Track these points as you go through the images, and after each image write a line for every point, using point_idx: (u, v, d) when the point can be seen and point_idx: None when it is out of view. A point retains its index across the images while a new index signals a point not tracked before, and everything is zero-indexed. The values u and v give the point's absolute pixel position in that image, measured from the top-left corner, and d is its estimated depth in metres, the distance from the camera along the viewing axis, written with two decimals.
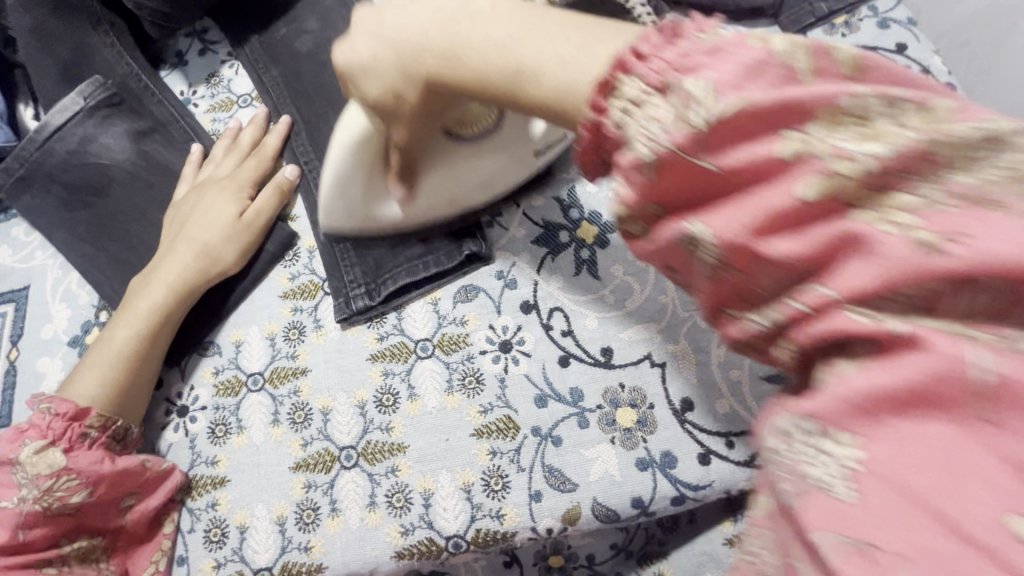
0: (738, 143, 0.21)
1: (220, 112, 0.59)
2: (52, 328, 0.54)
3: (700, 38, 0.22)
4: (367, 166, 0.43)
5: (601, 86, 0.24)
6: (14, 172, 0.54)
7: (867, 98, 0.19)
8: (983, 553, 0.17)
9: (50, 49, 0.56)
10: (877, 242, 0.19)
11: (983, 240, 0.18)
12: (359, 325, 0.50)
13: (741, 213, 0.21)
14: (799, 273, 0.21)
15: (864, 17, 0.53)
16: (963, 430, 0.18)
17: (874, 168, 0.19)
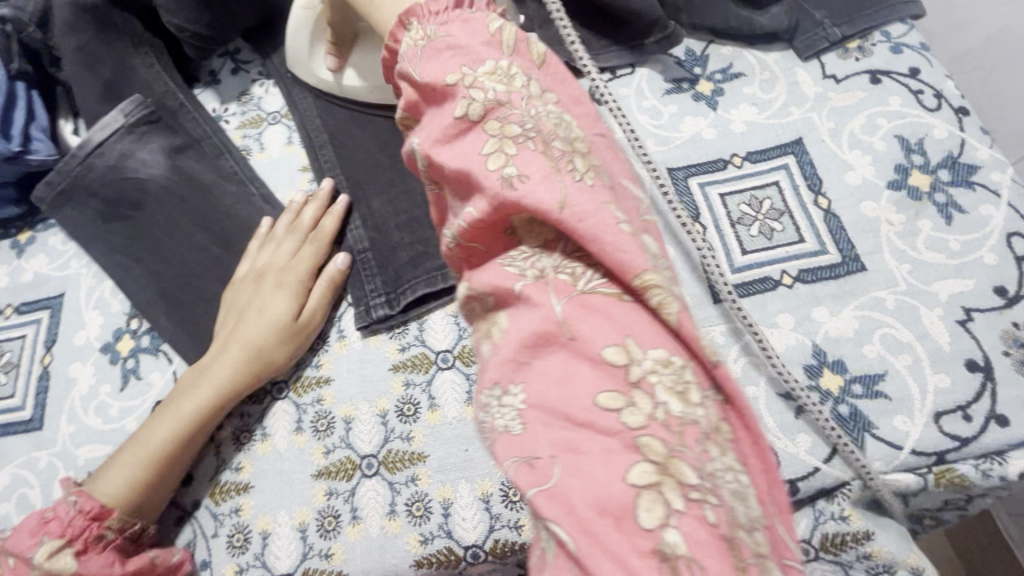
0: (435, 66, 0.31)
1: (249, 129, 0.62)
2: (84, 335, 0.56)
3: (469, 10, 0.33)
4: (313, 18, 0.55)
5: (400, 24, 0.34)
6: (56, 185, 0.56)
7: (508, 70, 0.30)
8: (592, 430, 0.26)
9: (94, 69, 0.58)
10: (488, 181, 0.28)
11: (529, 185, 0.27)
12: (380, 335, 0.51)
13: (430, 138, 0.30)
14: (456, 195, 0.30)
15: (877, 42, 0.55)
16: (565, 351, 0.27)
17: (490, 96, 0.29)
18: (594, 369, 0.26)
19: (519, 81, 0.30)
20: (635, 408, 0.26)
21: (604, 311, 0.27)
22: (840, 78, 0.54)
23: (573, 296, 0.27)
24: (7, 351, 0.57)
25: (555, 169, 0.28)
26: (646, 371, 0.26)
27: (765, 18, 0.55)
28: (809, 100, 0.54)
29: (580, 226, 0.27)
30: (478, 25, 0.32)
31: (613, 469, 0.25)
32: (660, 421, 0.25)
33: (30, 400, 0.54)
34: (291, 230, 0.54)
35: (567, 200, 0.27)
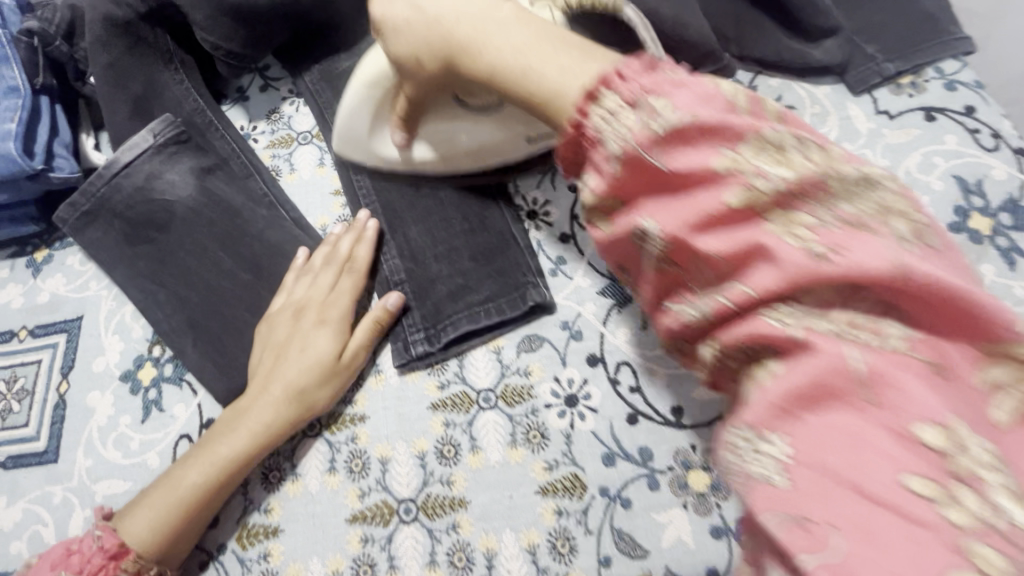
0: (686, 153, 0.26)
1: (280, 148, 0.60)
2: (103, 361, 0.54)
3: (671, 73, 0.27)
4: (378, 99, 0.47)
5: (589, 93, 0.28)
6: (80, 207, 0.55)
7: (782, 138, 0.25)
8: (894, 512, 0.21)
9: (123, 85, 0.56)
10: (776, 250, 0.24)
11: (856, 253, 0.23)
12: (418, 372, 0.49)
13: (677, 216, 0.26)
14: (719, 270, 0.26)
15: (930, 79, 0.54)
16: (856, 412, 0.23)
17: (780, 186, 0.24)
18: (898, 444, 0.22)
19: (792, 151, 0.25)
20: (958, 505, 0.21)
21: (926, 381, 0.23)
22: (893, 114, 0.53)
23: (874, 356, 0.23)
24: (20, 376, 0.54)
25: (863, 228, 0.24)
26: (970, 463, 0.22)
27: (818, 51, 0.53)
28: (862, 137, 0.52)
29: (918, 290, 0.23)
30: (705, 88, 0.26)
31: (926, 565, 0.20)
32: (997, 532, 0.21)
33: (44, 431, 0.52)
34: (327, 262, 0.51)
35: (907, 260, 0.23)
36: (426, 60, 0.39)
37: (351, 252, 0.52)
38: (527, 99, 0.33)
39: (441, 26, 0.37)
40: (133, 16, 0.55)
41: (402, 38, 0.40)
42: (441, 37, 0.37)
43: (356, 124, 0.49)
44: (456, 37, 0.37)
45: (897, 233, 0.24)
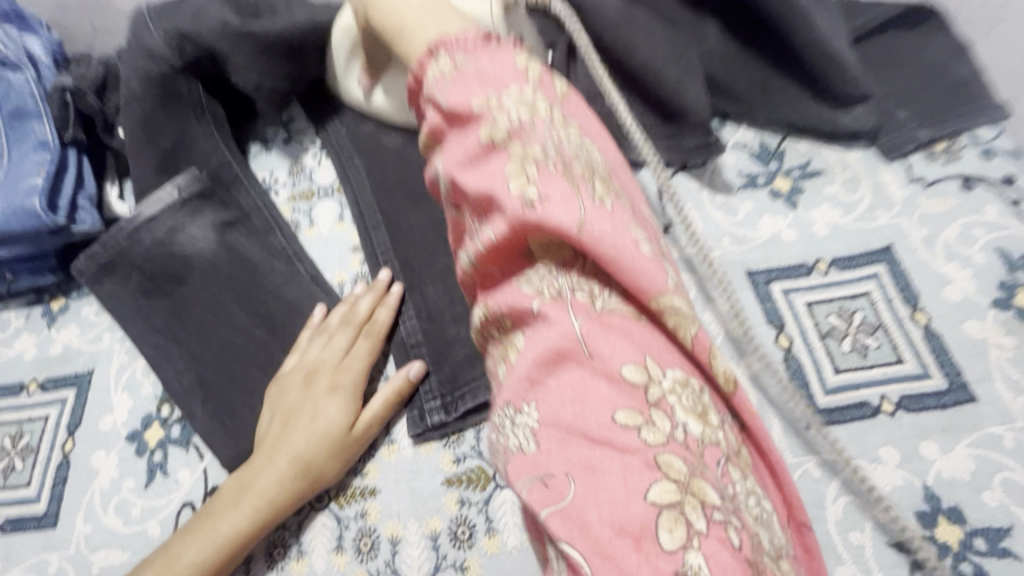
0: (460, 95, 0.32)
1: (300, 202, 0.60)
2: (111, 420, 0.52)
3: (493, 48, 0.33)
4: (351, 42, 0.54)
5: (430, 54, 0.34)
6: (100, 258, 0.54)
7: (536, 103, 0.31)
8: (611, 447, 0.26)
9: (153, 139, 0.56)
10: (508, 199, 0.29)
11: (554, 206, 0.28)
12: (433, 443, 0.47)
13: (456, 163, 0.31)
14: (478, 216, 0.31)
15: (966, 145, 0.52)
16: (582, 368, 0.27)
17: (527, 142, 0.30)
18: (611, 386, 0.26)
19: (541, 109, 0.31)
20: (654, 427, 0.26)
21: (620, 329, 0.28)
22: (928, 181, 0.51)
23: (591, 319, 0.28)
24: (27, 433, 0.53)
25: (577, 192, 0.28)
26: (665, 391, 0.27)
27: (847, 117, 0.52)
28: (897, 204, 0.50)
29: (599, 246, 0.27)
30: (505, 58, 0.33)
31: (632, 486, 0.25)
32: (678, 442, 0.26)
33: (46, 491, 0.50)
34: (345, 323, 0.50)
35: (592, 214, 0.28)
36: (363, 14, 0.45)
37: (371, 313, 0.51)
38: (401, 52, 0.41)
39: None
40: (168, 71, 0.55)
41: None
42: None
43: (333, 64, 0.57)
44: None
45: (595, 193, 0.29)
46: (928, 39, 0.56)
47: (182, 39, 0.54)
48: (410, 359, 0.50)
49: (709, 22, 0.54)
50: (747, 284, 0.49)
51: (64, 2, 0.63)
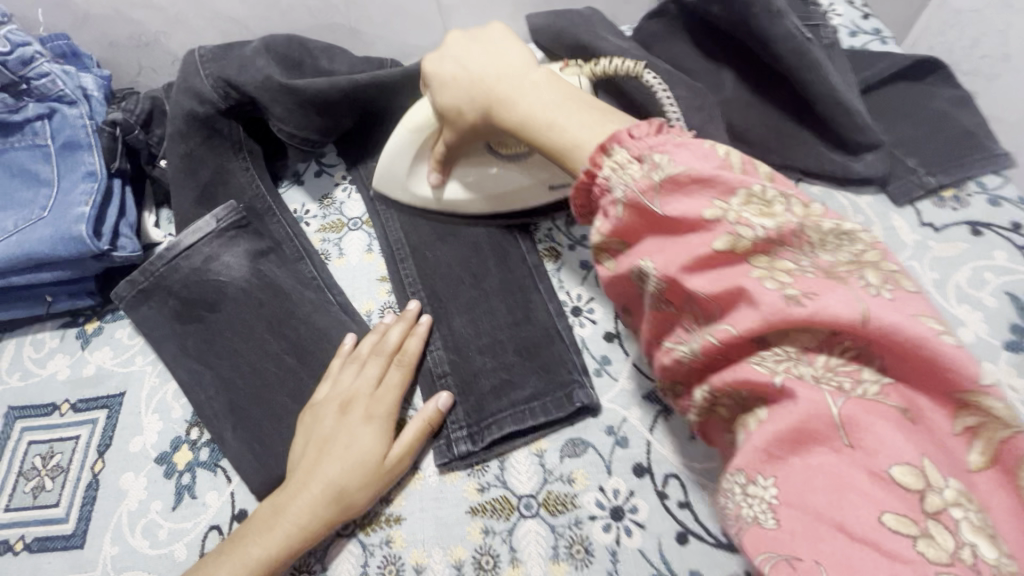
0: (681, 200, 0.31)
1: (330, 233, 0.63)
2: (141, 441, 0.53)
3: (675, 136, 0.34)
4: (420, 142, 0.53)
5: (603, 148, 0.36)
6: (138, 284, 0.56)
7: (765, 189, 0.30)
8: (876, 550, 0.25)
9: (195, 172, 0.59)
10: (756, 294, 0.28)
11: (824, 299, 0.27)
12: (458, 472, 0.48)
13: (671, 260, 0.32)
14: (706, 310, 0.31)
15: (973, 193, 0.55)
16: (836, 453, 0.27)
17: (761, 234, 0.29)
18: (876, 484, 0.26)
19: (778, 205, 0.29)
20: (931, 539, 0.25)
21: (896, 424, 0.26)
22: (938, 227, 0.53)
23: (852, 403, 0.27)
24: (57, 452, 0.54)
25: (841, 282, 0.27)
26: (945, 502, 0.25)
27: (860, 164, 0.54)
28: (908, 247, 0.52)
29: (890, 338, 0.26)
30: (705, 152, 0.32)
31: None
32: (963, 562, 0.24)
33: (74, 512, 0.51)
34: (374, 353, 0.52)
35: (870, 307, 0.26)
36: (467, 111, 0.47)
37: (399, 343, 0.52)
38: (550, 146, 0.41)
39: (482, 75, 0.46)
40: (212, 112, 0.58)
41: (447, 91, 0.47)
42: (484, 94, 0.45)
43: (396, 166, 0.55)
44: (502, 94, 0.45)
45: (867, 281, 0.27)
46: (934, 91, 0.59)
47: (228, 85, 0.57)
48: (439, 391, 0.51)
49: (726, 74, 0.57)
50: None
51: (115, 41, 0.67)
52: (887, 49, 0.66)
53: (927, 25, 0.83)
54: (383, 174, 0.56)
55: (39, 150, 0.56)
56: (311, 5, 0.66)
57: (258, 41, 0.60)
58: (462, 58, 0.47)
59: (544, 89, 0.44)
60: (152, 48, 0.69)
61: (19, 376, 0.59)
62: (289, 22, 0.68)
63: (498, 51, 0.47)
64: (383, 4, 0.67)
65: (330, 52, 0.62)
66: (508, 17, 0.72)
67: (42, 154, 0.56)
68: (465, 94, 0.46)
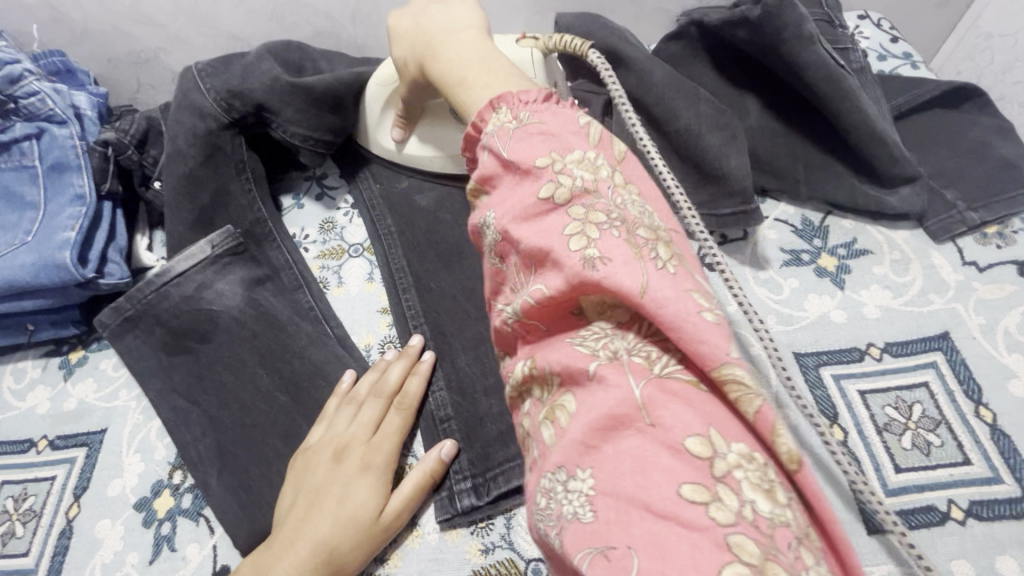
0: (522, 149, 0.30)
1: (329, 259, 0.60)
2: (120, 484, 0.50)
3: (556, 107, 0.32)
4: (387, 94, 0.54)
5: (490, 105, 0.33)
6: (126, 312, 0.53)
7: (587, 158, 0.29)
8: (676, 522, 0.23)
9: (191, 194, 0.56)
10: (565, 256, 0.27)
11: (614, 266, 0.26)
12: (460, 529, 0.44)
13: (508, 216, 0.30)
14: (528, 271, 0.29)
15: (1018, 230, 0.51)
16: (639, 434, 0.24)
17: (577, 187, 0.28)
18: (675, 458, 0.24)
19: (604, 171, 0.29)
20: (721, 504, 0.23)
21: (684, 398, 0.25)
22: (982, 266, 0.49)
23: (650, 380, 0.26)
24: (30, 494, 0.51)
25: (638, 255, 0.26)
26: (730, 465, 0.24)
27: (895, 198, 0.51)
28: (950, 288, 0.49)
29: (664, 309, 0.25)
30: (568, 116, 0.31)
31: (701, 568, 0.21)
32: (749, 523, 0.22)
33: (44, 563, 0.47)
34: (373, 391, 0.48)
35: (653, 274, 0.26)
36: (409, 64, 0.44)
37: (401, 381, 0.49)
38: (456, 104, 0.38)
39: (426, 27, 0.43)
40: (215, 128, 0.56)
41: (398, 43, 0.45)
42: (422, 46, 0.42)
43: (369, 113, 0.57)
44: (436, 45, 0.41)
45: (658, 255, 0.26)
46: (972, 120, 0.56)
47: (232, 97, 0.55)
48: (445, 439, 0.47)
49: (750, 100, 0.54)
50: (796, 368, 0.47)
51: (112, 58, 0.65)
52: (919, 74, 0.63)
53: (955, 49, 0.80)
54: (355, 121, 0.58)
55: (26, 172, 0.54)
56: (317, 22, 0.64)
57: (261, 48, 0.58)
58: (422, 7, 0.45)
59: (472, 42, 0.40)
60: (151, 65, 0.67)
61: None
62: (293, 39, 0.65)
63: (456, 6, 0.44)
64: None
65: (328, 56, 0.61)
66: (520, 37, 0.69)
67: (28, 175, 0.54)
68: (408, 45, 0.43)
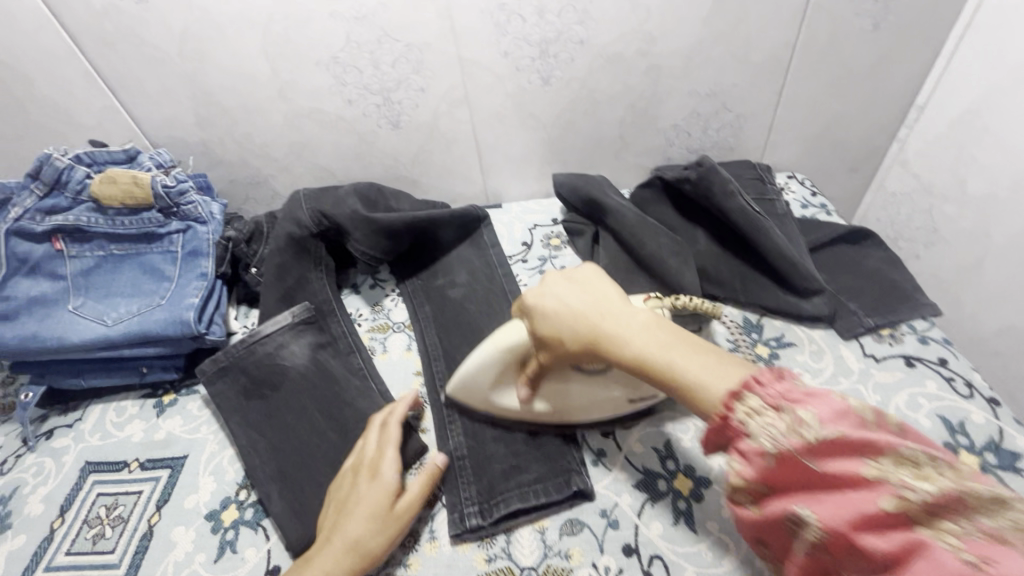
0: (836, 458, 0.35)
1: (377, 332, 0.77)
2: (195, 499, 0.61)
3: (799, 385, 0.39)
4: (507, 359, 0.58)
5: (733, 393, 0.40)
6: (219, 361, 0.68)
7: (915, 453, 0.34)
8: None
9: (281, 278, 0.75)
10: (934, 556, 0.31)
11: (1004, 567, 0.29)
12: (469, 543, 0.55)
13: (832, 511, 0.35)
14: (879, 568, 0.33)
15: (906, 332, 0.67)
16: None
17: (927, 498, 0.32)
18: None
19: (932, 471, 0.34)
20: None
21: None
22: (878, 357, 0.65)
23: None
24: (120, 504, 0.62)
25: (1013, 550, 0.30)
26: None
27: (808, 305, 0.68)
28: (854, 373, 0.64)
29: None
30: (844, 408, 0.37)
31: None
32: None
33: (127, 559, 0.58)
34: (376, 425, 0.61)
35: None
36: (568, 340, 0.52)
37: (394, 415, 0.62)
38: (674, 387, 0.45)
39: (593, 312, 0.51)
40: (307, 235, 0.76)
41: (547, 320, 0.53)
42: (588, 329, 0.51)
43: (483, 379, 0.60)
44: (606, 329, 0.50)
45: None
46: (867, 252, 0.76)
47: (322, 216, 0.75)
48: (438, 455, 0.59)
49: (699, 232, 0.75)
50: None
51: (234, 180, 0.89)
52: (832, 219, 0.84)
53: (872, 201, 1.04)
54: (464, 387, 0.61)
55: (169, 254, 0.73)
56: (386, 163, 0.88)
57: (347, 185, 0.80)
58: (566, 297, 0.53)
59: (648, 325, 0.49)
60: (260, 185, 0.90)
61: (98, 436, 0.69)
62: (368, 173, 0.89)
63: (598, 288, 0.54)
64: (440, 166, 0.89)
65: (398, 195, 0.82)
66: (534, 179, 0.93)
67: (171, 258, 0.73)
68: (566, 326, 0.52)
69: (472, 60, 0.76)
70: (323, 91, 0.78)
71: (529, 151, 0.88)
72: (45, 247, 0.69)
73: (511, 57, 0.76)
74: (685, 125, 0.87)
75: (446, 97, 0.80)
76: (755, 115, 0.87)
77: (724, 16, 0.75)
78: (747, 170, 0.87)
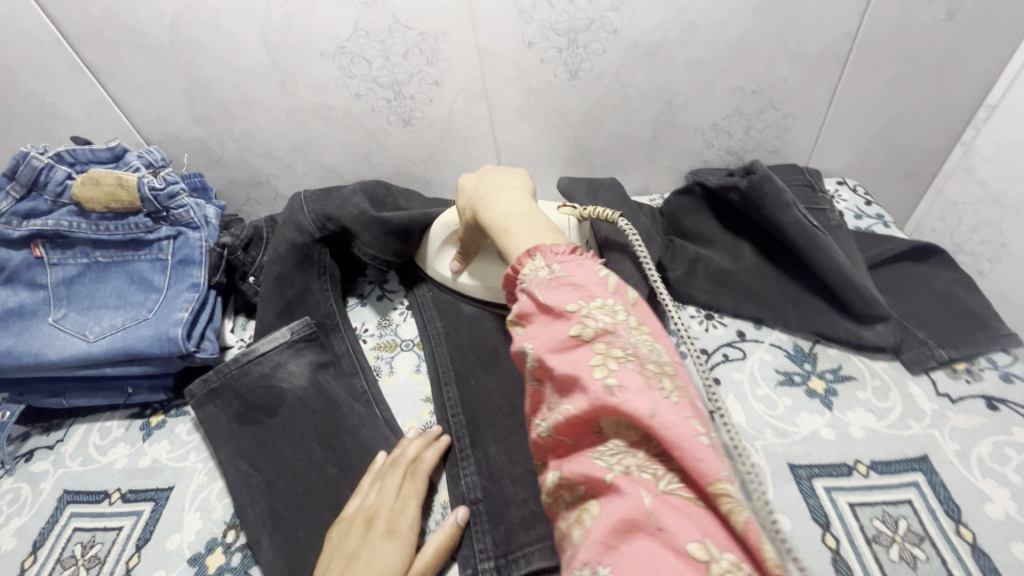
0: (558, 299, 0.41)
1: (383, 351, 0.70)
2: (178, 539, 0.55)
3: (569, 254, 0.45)
4: (446, 233, 0.68)
5: (528, 253, 0.46)
6: (210, 383, 0.62)
7: (613, 306, 0.40)
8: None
9: (281, 289, 0.68)
10: (589, 378, 0.36)
11: (628, 389, 0.34)
12: None
13: (541, 343, 0.40)
14: (559, 390, 0.38)
15: (985, 367, 0.58)
16: (649, 538, 0.30)
17: (603, 334, 0.38)
18: (678, 559, 0.29)
19: (618, 320, 0.39)
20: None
21: (684, 513, 0.31)
22: (954, 397, 0.56)
23: (657, 495, 0.32)
24: (97, 542, 0.56)
25: (649, 382, 0.35)
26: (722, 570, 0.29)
27: (870, 334, 0.60)
28: (927, 416, 0.55)
29: (672, 428, 0.33)
30: (587, 270, 0.43)
31: None
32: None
33: None
34: (397, 468, 0.55)
35: (665, 406, 0.34)
36: (466, 212, 0.60)
37: (413, 455, 0.56)
38: (501, 245, 0.52)
39: (477, 193, 0.58)
40: (309, 242, 0.69)
41: (461, 191, 0.61)
42: (475, 203, 0.58)
43: (430, 247, 0.70)
44: (484, 202, 0.56)
45: (667, 386, 0.35)
46: (935, 273, 0.67)
47: (326, 220, 0.69)
48: (456, 506, 0.54)
49: (745, 247, 0.68)
50: (790, 478, 0.52)
51: (234, 180, 0.83)
52: (890, 231, 0.75)
53: (928, 210, 0.94)
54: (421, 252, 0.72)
55: (159, 263, 0.67)
56: (397, 162, 0.81)
57: (352, 185, 0.73)
58: (479, 177, 0.61)
59: (514, 199, 0.55)
60: (262, 186, 0.84)
61: (80, 461, 0.64)
62: (377, 174, 0.82)
63: (505, 174, 0.60)
64: (455, 166, 0.82)
65: (406, 193, 0.76)
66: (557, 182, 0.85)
67: (160, 266, 0.66)
68: (465, 199, 0.60)
69: (492, 52, 0.68)
70: (329, 84, 0.70)
71: (551, 153, 0.81)
72: (24, 254, 0.64)
73: (536, 48, 0.68)
74: (726, 125, 0.79)
75: (463, 92, 0.72)
76: (804, 114, 0.78)
77: (778, 2, 0.66)
78: (794, 175, 0.78)
